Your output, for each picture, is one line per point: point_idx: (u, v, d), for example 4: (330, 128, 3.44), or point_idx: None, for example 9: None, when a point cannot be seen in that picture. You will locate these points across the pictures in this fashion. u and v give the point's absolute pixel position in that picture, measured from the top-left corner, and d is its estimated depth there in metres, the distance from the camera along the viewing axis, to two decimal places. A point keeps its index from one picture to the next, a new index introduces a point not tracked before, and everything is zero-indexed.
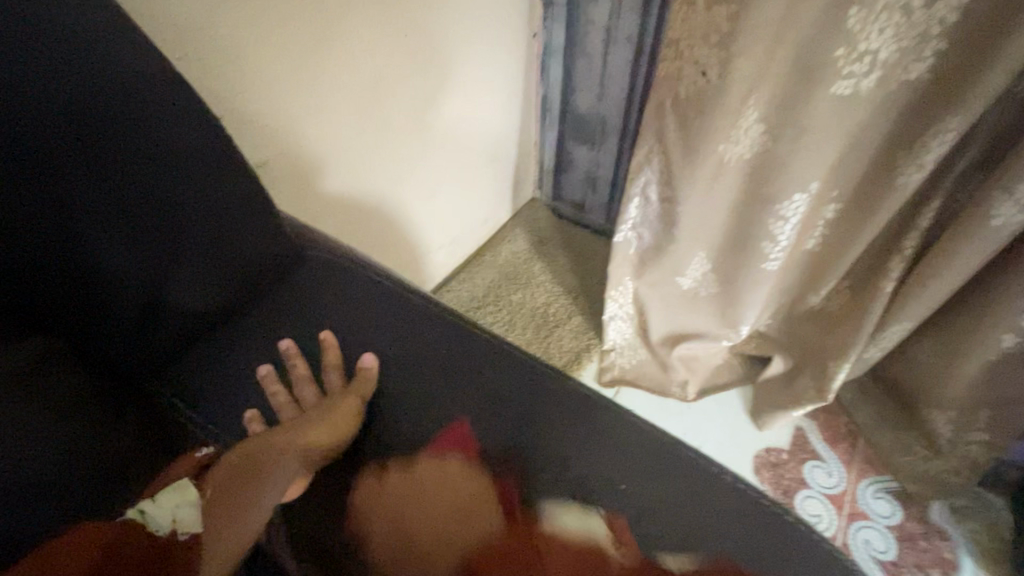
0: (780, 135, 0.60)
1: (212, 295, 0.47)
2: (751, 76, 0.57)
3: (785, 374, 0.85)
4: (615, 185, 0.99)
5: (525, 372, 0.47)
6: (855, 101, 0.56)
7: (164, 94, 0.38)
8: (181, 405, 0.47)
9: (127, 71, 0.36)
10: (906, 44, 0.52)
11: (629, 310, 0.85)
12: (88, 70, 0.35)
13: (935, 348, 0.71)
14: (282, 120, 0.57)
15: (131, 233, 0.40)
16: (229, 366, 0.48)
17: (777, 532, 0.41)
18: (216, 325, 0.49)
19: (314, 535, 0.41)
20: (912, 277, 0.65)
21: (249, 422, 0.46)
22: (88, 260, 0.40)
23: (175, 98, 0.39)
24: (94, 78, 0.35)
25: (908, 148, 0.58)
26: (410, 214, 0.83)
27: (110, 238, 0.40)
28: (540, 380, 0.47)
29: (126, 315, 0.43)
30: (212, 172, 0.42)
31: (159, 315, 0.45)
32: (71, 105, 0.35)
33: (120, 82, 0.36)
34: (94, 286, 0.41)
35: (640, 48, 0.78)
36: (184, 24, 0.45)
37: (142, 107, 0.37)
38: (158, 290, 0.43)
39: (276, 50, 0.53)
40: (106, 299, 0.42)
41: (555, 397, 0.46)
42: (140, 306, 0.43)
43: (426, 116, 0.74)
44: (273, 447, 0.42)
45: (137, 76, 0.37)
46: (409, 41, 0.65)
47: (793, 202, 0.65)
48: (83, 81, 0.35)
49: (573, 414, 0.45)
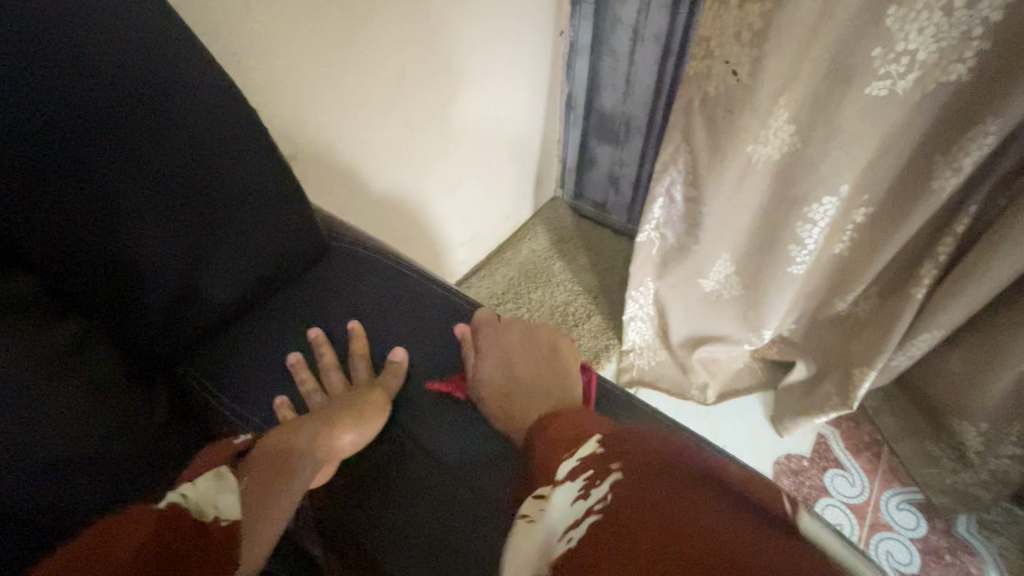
0: (811, 136, 0.59)
1: (240, 283, 0.48)
2: (782, 75, 0.56)
3: (808, 380, 0.84)
4: (638, 185, 0.98)
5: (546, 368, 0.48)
6: (891, 102, 0.55)
7: (207, 87, 0.40)
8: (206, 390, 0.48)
9: (172, 64, 0.38)
10: (945, 45, 0.50)
11: (649, 310, 0.85)
12: (142, 59, 0.36)
13: (967, 359, 0.69)
14: (312, 115, 0.58)
15: (172, 216, 0.41)
16: (254, 353, 0.50)
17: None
18: (244, 312, 0.51)
19: (339, 518, 0.41)
20: (945, 283, 0.63)
21: (277, 408, 0.46)
22: (131, 242, 0.40)
23: (213, 89, 0.40)
24: (136, 70, 0.36)
25: (945, 151, 0.57)
26: (433, 209, 0.83)
27: (152, 220, 0.41)
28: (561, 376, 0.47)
29: (163, 298, 0.44)
30: (249, 160, 0.44)
31: (193, 298, 0.46)
32: (113, 97, 0.36)
33: (169, 72, 0.38)
34: (134, 268, 0.41)
35: (667, 48, 0.77)
36: (225, 20, 0.47)
37: (188, 96, 0.39)
38: (191, 279, 0.45)
39: (309, 46, 0.54)
40: (145, 282, 0.42)
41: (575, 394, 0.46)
42: (177, 289, 0.44)
43: (451, 113, 0.75)
44: (304, 434, 0.41)
45: (182, 69, 0.38)
46: (439, 37, 0.66)
47: (823, 205, 0.64)
48: (124, 74, 0.36)
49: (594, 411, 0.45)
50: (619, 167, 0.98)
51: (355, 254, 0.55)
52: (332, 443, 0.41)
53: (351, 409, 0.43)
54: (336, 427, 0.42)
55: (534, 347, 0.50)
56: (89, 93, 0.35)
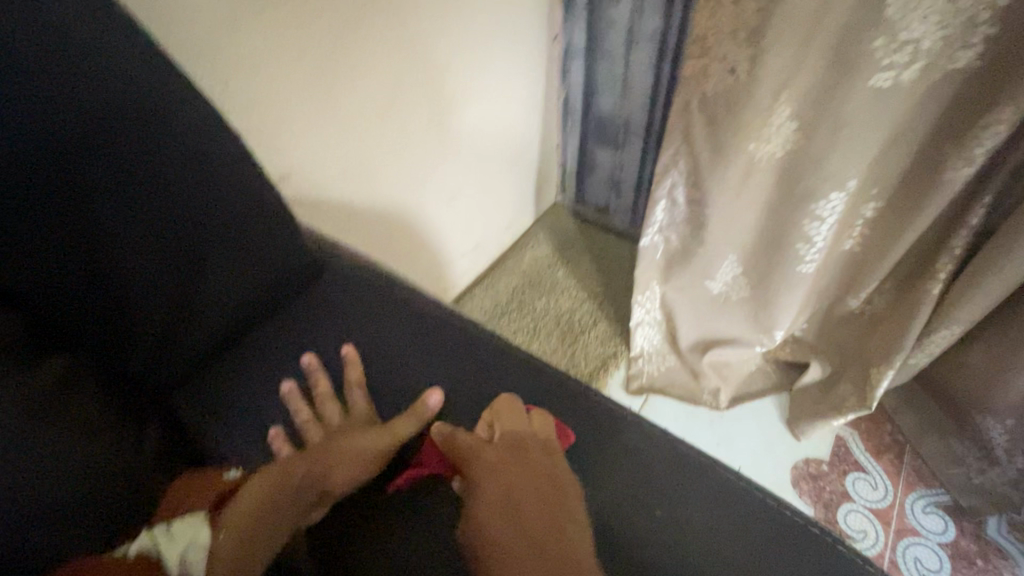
0: (814, 133, 0.58)
1: (235, 307, 0.47)
2: (783, 71, 0.55)
3: (823, 381, 0.82)
4: (639, 188, 0.97)
5: (550, 384, 0.47)
6: (896, 93, 0.53)
7: (188, 111, 0.39)
8: (203, 418, 0.47)
9: (151, 88, 0.37)
10: (951, 32, 0.48)
11: (656, 316, 0.83)
12: (119, 86, 0.35)
13: (989, 354, 0.67)
14: (302, 133, 0.58)
15: (157, 245, 0.41)
16: (250, 377, 0.48)
17: (807, 548, 0.40)
18: (242, 337, 0.50)
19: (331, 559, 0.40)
20: (962, 278, 0.61)
21: (271, 439, 0.45)
22: (115, 270, 0.40)
23: (195, 113, 0.39)
24: (112, 99, 0.35)
25: (954, 142, 0.55)
26: (432, 221, 0.82)
27: (137, 250, 0.40)
28: (565, 393, 0.46)
29: (153, 325, 0.43)
30: (236, 182, 0.43)
31: (186, 326, 0.45)
32: (92, 122, 0.35)
33: (147, 96, 0.37)
34: (122, 296, 0.41)
35: (663, 48, 0.76)
36: (210, 41, 0.46)
37: (169, 122, 0.38)
38: (182, 303, 0.44)
39: (297, 63, 0.53)
40: (133, 309, 0.42)
41: (580, 411, 0.45)
42: (167, 317, 0.43)
43: (445, 124, 0.74)
44: (295, 478, 0.40)
45: (161, 93, 0.37)
46: (430, 47, 0.65)
47: (830, 201, 0.62)
48: (103, 101, 0.35)
49: (597, 430, 0.44)
50: (619, 171, 0.97)
51: (351, 275, 0.53)
52: (324, 485, 0.41)
53: (344, 450, 0.42)
54: (329, 472, 0.41)
55: (536, 364, 0.48)
56: (63, 124, 0.34)
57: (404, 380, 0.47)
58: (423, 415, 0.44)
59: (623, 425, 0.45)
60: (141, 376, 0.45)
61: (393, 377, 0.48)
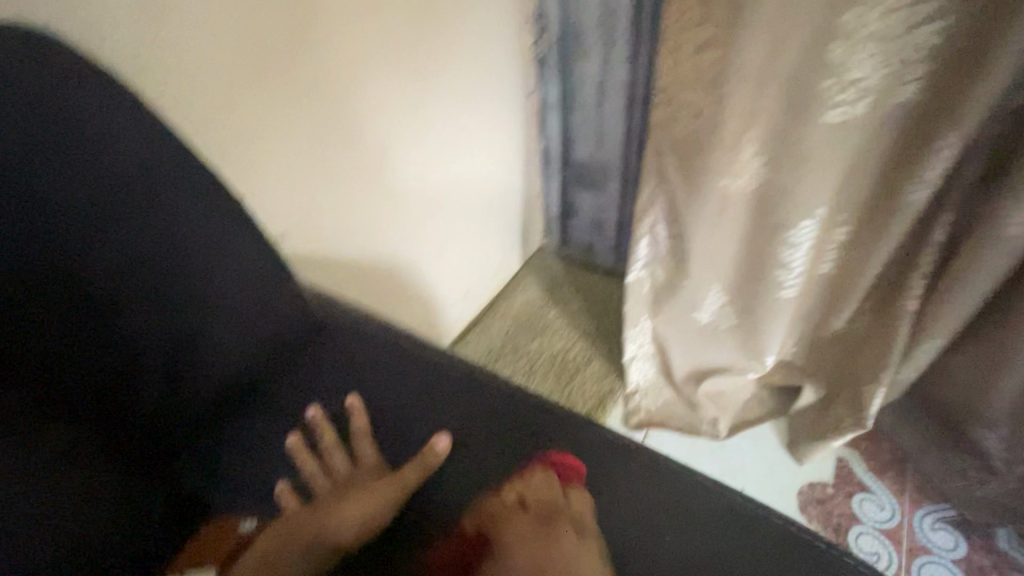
0: (779, 166, 0.62)
1: (238, 367, 0.48)
2: (744, 113, 0.59)
3: (818, 403, 0.83)
4: (621, 227, 1.00)
5: (551, 420, 0.47)
6: (851, 126, 0.57)
7: (184, 179, 0.42)
8: (207, 480, 0.47)
9: (148, 157, 0.40)
10: (892, 70, 0.53)
11: (648, 348, 0.85)
12: (122, 159, 0.39)
13: (972, 365, 0.69)
14: (297, 195, 0.60)
15: (161, 308, 0.43)
16: (252, 437, 0.48)
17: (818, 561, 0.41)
18: (245, 398, 0.50)
19: None
20: (935, 292, 0.64)
21: (278, 495, 0.45)
22: (121, 335, 0.41)
23: (194, 178, 0.42)
24: (116, 172, 0.39)
25: (908, 167, 0.59)
26: (423, 271, 0.84)
27: (141, 313, 0.42)
28: (566, 430, 0.47)
29: (158, 389, 0.44)
30: (236, 244, 0.45)
31: (190, 388, 0.46)
32: (105, 201, 0.39)
33: (143, 165, 0.40)
34: (128, 361, 0.42)
35: (632, 98, 0.82)
36: (211, 115, 0.49)
37: (170, 189, 0.41)
38: (185, 363, 0.45)
39: (290, 131, 0.56)
40: (137, 373, 0.43)
41: (584, 445, 0.46)
42: (171, 379, 0.44)
43: (435, 177, 0.78)
44: (302, 536, 0.40)
45: (158, 162, 0.40)
46: (414, 110, 0.69)
47: (803, 229, 0.65)
48: (95, 181, 0.38)
49: (602, 466, 0.45)
50: (601, 212, 1.00)
51: (347, 327, 0.54)
52: (332, 540, 0.40)
53: (352, 503, 0.42)
54: (338, 527, 0.41)
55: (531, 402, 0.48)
56: (77, 198, 0.37)
57: (407, 428, 0.48)
58: (431, 463, 0.44)
59: (626, 459, 0.45)
60: (143, 446, 0.45)
61: (395, 427, 0.48)
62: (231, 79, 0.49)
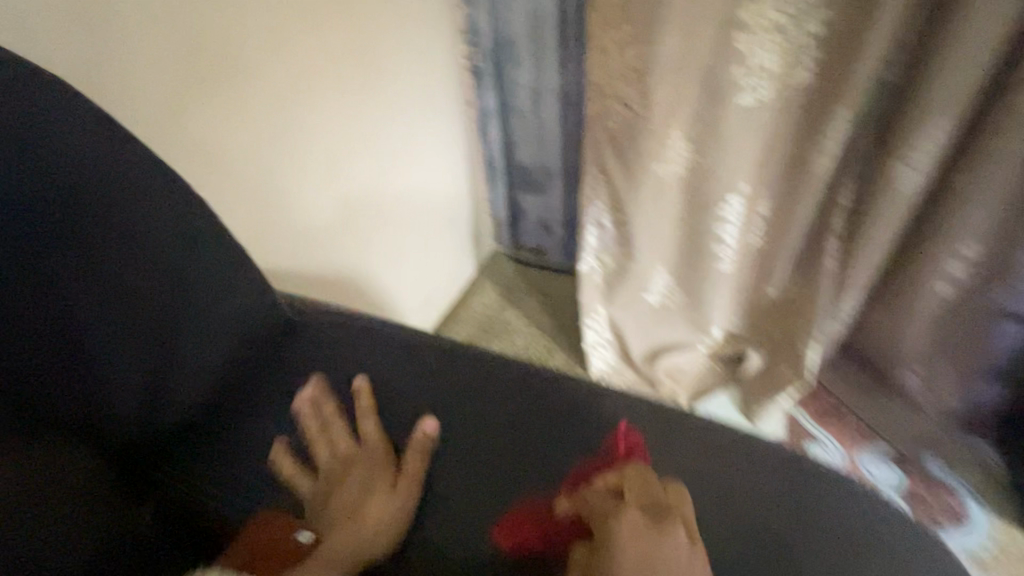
0: (705, 150, 0.68)
1: (207, 369, 0.51)
2: (668, 103, 0.66)
3: (762, 370, 0.89)
4: (568, 226, 1.04)
5: (532, 391, 0.52)
6: (760, 109, 0.64)
7: (157, 188, 0.45)
8: (190, 484, 0.49)
9: (122, 169, 0.43)
10: (788, 56, 0.60)
11: (607, 335, 0.90)
12: (98, 171, 0.41)
13: (887, 314, 0.77)
14: (253, 208, 0.61)
15: (133, 316, 0.45)
16: (232, 437, 0.51)
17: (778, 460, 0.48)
18: (218, 402, 0.52)
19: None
20: (847, 253, 0.71)
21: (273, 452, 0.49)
22: (93, 345, 0.43)
23: (164, 185, 0.45)
24: (94, 182, 0.41)
25: (811, 143, 0.65)
26: (380, 282, 0.84)
27: (114, 323, 0.44)
28: (547, 397, 0.52)
29: (131, 396, 0.46)
30: (202, 249, 0.48)
31: (162, 393, 0.48)
32: (75, 214, 0.40)
33: (121, 176, 0.43)
34: (100, 370, 0.44)
35: (567, 99, 0.86)
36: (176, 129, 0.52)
37: (141, 199, 0.44)
38: (158, 369, 0.47)
39: (243, 142, 0.58)
40: (111, 382, 0.44)
41: (566, 405, 0.51)
42: (145, 386, 0.46)
43: (386, 186, 0.79)
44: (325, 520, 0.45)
45: (132, 173, 0.43)
46: (359, 121, 0.70)
47: (730, 205, 0.71)
48: (70, 188, 0.40)
49: (579, 408, 0.51)
50: (547, 214, 1.04)
51: (322, 328, 0.57)
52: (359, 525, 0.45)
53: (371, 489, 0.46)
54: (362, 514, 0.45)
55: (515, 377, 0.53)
56: (52, 213, 0.39)
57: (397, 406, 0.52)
58: (425, 445, 0.49)
59: (601, 403, 0.52)
60: (122, 451, 0.47)
61: (392, 401, 0.52)
62: (180, 92, 0.51)
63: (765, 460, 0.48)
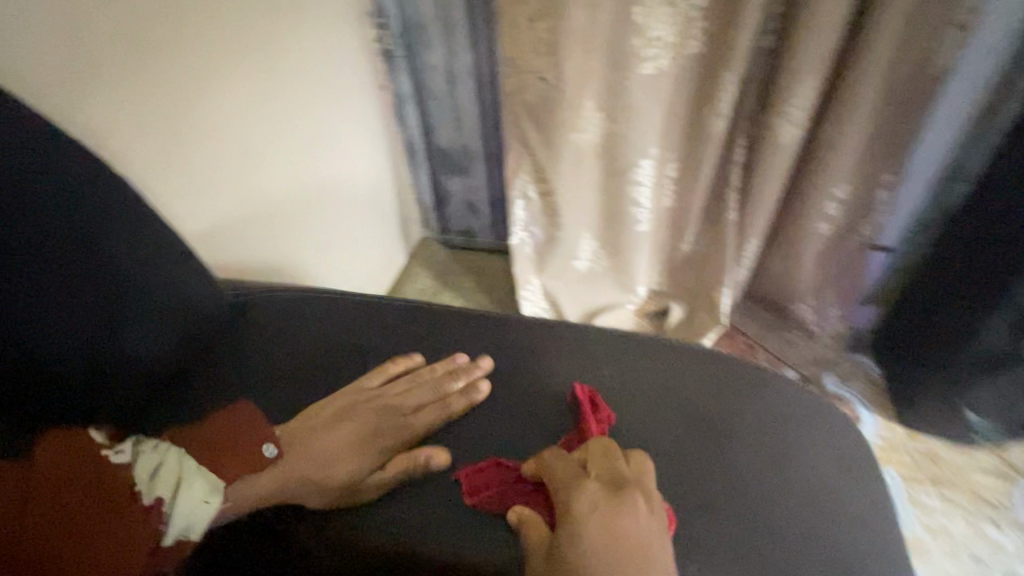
0: (615, 118, 0.73)
1: (161, 346, 0.52)
2: (579, 75, 0.70)
3: (685, 319, 0.97)
4: (493, 205, 1.07)
5: (487, 347, 0.57)
6: (661, 77, 0.70)
7: (80, 173, 0.44)
8: None
9: (46, 152, 0.42)
10: (680, 26, 0.66)
11: (542, 304, 0.94)
12: (18, 157, 0.41)
13: (781, 255, 0.88)
14: (169, 198, 0.58)
15: (77, 297, 0.45)
16: (193, 410, 0.52)
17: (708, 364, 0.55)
18: (175, 378, 0.54)
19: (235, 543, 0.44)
20: (744, 203, 0.80)
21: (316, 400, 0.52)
22: (35, 326, 0.43)
23: (85, 172, 0.45)
24: (12, 171, 0.41)
25: (707, 106, 0.72)
26: (311, 271, 0.83)
27: (56, 304, 0.44)
28: (505, 347, 0.57)
29: (80, 373, 0.47)
30: (140, 232, 0.48)
31: (113, 370, 0.49)
32: (5, 199, 0.41)
33: (44, 161, 0.42)
34: (42, 350, 0.44)
35: (480, 79, 0.89)
36: (80, 115, 0.48)
37: (71, 181, 0.44)
38: (105, 348, 0.48)
39: (146, 132, 0.54)
40: (57, 360, 0.45)
41: (523, 352, 0.56)
42: (94, 364, 0.47)
43: (309, 172, 0.78)
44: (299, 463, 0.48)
45: (58, 157, 0.43)
46: (271, 106, 0.68)
47: (642, 168, 0.78)
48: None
49: (532, 354, 0.56)
50: (473, 194, 1.06)
51: (278, 304, 0.59)
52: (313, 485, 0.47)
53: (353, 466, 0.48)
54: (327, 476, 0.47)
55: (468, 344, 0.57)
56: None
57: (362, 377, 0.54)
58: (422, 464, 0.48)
59: (554, 338, 0.58)
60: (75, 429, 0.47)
61: (363, 368, 0.55)
62: (80, 76, 0.47)
63: (695, 365, 0.55)
